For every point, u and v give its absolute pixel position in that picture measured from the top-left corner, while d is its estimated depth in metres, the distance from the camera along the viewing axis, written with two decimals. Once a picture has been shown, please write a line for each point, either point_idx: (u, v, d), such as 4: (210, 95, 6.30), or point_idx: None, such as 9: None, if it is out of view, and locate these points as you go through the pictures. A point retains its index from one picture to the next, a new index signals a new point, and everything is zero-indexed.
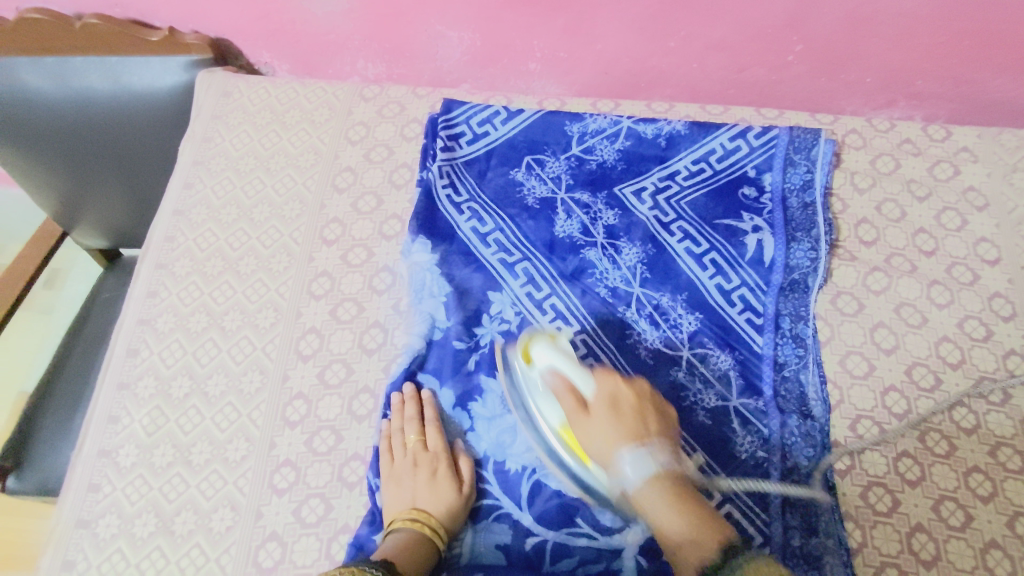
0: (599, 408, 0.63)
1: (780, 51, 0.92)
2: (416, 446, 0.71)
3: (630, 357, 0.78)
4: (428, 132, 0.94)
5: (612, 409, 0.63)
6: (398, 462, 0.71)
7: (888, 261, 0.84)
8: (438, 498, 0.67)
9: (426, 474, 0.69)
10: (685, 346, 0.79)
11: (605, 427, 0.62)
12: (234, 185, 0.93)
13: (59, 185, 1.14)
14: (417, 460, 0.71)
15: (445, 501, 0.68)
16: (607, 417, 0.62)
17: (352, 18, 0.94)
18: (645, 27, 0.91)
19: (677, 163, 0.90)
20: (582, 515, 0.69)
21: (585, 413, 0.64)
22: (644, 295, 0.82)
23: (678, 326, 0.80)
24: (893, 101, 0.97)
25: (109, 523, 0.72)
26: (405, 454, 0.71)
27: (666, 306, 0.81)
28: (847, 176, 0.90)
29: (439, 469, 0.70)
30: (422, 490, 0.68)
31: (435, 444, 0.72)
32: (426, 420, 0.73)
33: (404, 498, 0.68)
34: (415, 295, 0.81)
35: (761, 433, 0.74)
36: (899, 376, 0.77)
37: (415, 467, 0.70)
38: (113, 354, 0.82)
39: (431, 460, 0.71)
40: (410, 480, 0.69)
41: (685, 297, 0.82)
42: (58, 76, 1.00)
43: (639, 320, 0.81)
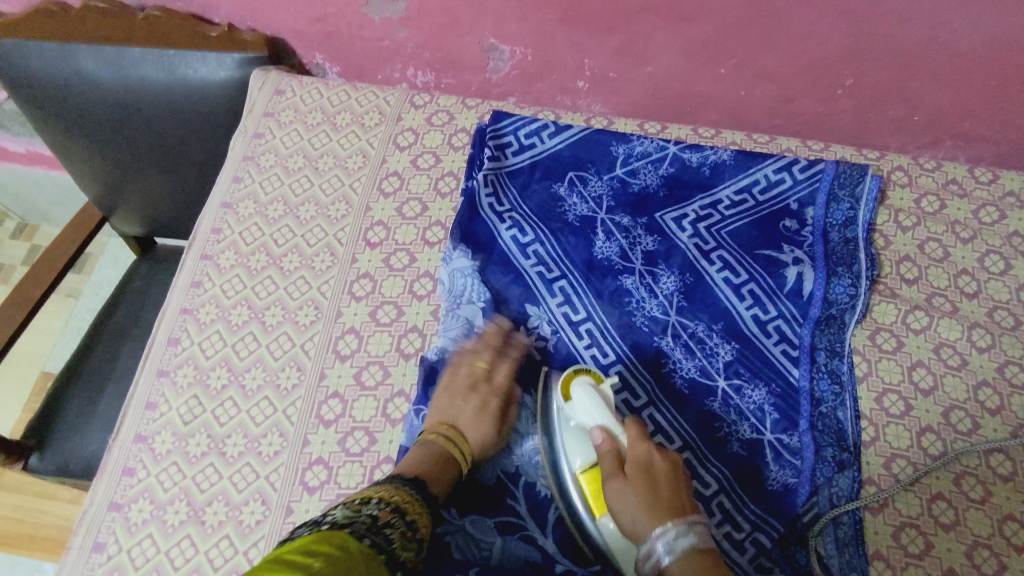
0: (633, 472, 0.62)
1: (830, 84, 0.92)
2: (482, 372, 0.75)
3: (666, 384, 0.78)
4: (476, 142, 0.95)
5: (645, 480, 0.61)
6: (456, 382, 0.75)
7: (929, 300, 0.84)
8: (478, 429, 0.71)
9: (477, 403, 0.73)
10: (721, 375, 0.78)
11: (642, 491, 0.61)
12: (281, 182, 0.95)
13: (106, 170, 1.16)
14: (475, 385, 0.75)
15: (482, 433, 0.72)
16: (641, 488, 0.61)
17: (408, 26, 0.96)
18: (697, 52, 0.91)
19: (721, 192, 0.90)
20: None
21: (619, 476, 0.63)
22: (679, 325, 0.81)
23: (714, 354, 0.80)
24: (938, 140, 0.97)
25: (141, 508, 0.73)
26: (467, 375, 0.75)
27: (703, 335, 0.81)
28: (891, 214, 0.90)
29: (491, 404, 0.74)
30: (467, 414, 0.72)
31: (502, 380, 0.76)
32: (500, 357, 0.78)
33: (446, 416, 0.72)
34: (450, 299, 0.81)
35: (795, 469, 0.73)
36: (937, 417, 0.76)
37: (471, 390, 0.74)
38: (155, 341, 0.83)
39: (487, 392, 0.74)
40: (461, 402, 0.73)
41: (721, 326, 0.81)
42: (115, 63, 1.01)
43: (675, 348, 0.80)
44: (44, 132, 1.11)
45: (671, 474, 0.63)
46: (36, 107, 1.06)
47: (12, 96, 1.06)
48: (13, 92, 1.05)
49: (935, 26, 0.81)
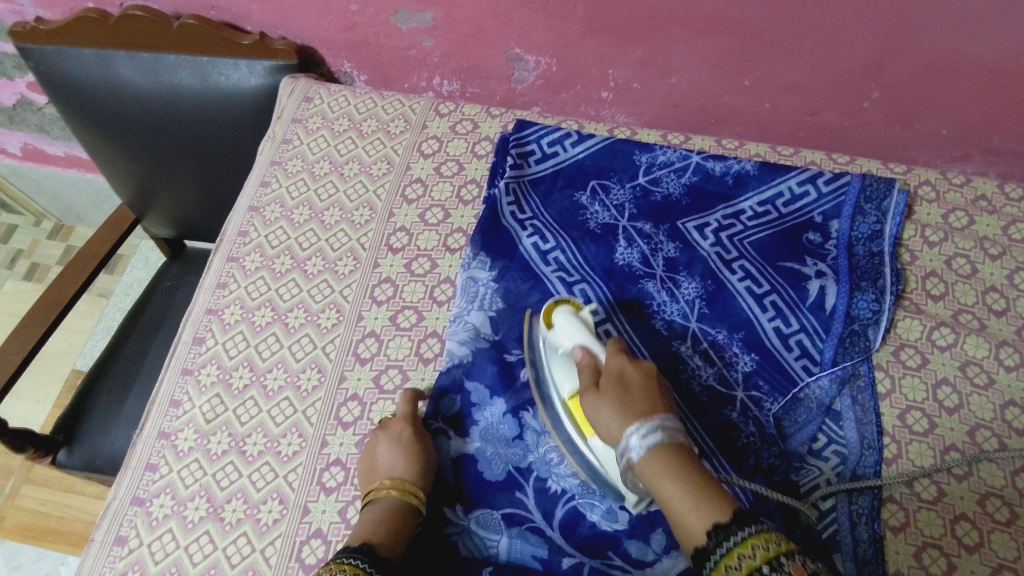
0: (608, 385, 0.67)
1: (856, 97, 0.91)
2: (381, 417, 0.73)
3: (684, 392, 0.77)
4: (499, 150, 0.95)
5: (620, 391, 0.65)
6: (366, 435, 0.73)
7: (955, 317, 0.82)
8: (405, 459, 0.69)
9: (391, 437, 0.71)
10: (740, 386, 0.78)
11: (619, 399, 0.65)
12: (307, 187, 0.96)
13: (139, 173, 1.19)
14: (385, 427, 0.72)
15: (412, 459, 0.70)
16: (616, 397, 0.65)
17: (435, 36, 0.98)
18: (722, 64, 0.91)
19: (743, 203, 0.90)
20: (616, 547, 0.68)
21: (595, 390, 0.67)
22: (700, 331, 0.81)
23: (733, 365, 0.79)
24: (968, 155, 0.96)
25: (163, 503, 0.74)
26: (374, 419, 0.73)
27: (722, 345, 0.80)
28: (918, 229, 0.89)
29: (407, 431, 0.72)
30: (388, 454, 0.70)
31: (404, 408, 0.74)
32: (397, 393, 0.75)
33: (372, 470, 0.70)
34: (462, 305, 0.82)
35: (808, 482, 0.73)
36: (962, 436, 0.75)
37: (379, 436, 0.72)
38: (180, 340, 0.85)
39: (399, 426, 0.72)
40: (375, 449, 0.71)
41: (742, 336, 0.80)
42: (151, 70, 1.04)
43: (693, 355, 0.80)
44: (80, 135, 1.14)
45: (648, 385, 0.67)
46: (74, 111, 1.10)
47: (52, 99, 1.10)
48: (55, 96, 1.09)
49: (965, 39, 0.80)
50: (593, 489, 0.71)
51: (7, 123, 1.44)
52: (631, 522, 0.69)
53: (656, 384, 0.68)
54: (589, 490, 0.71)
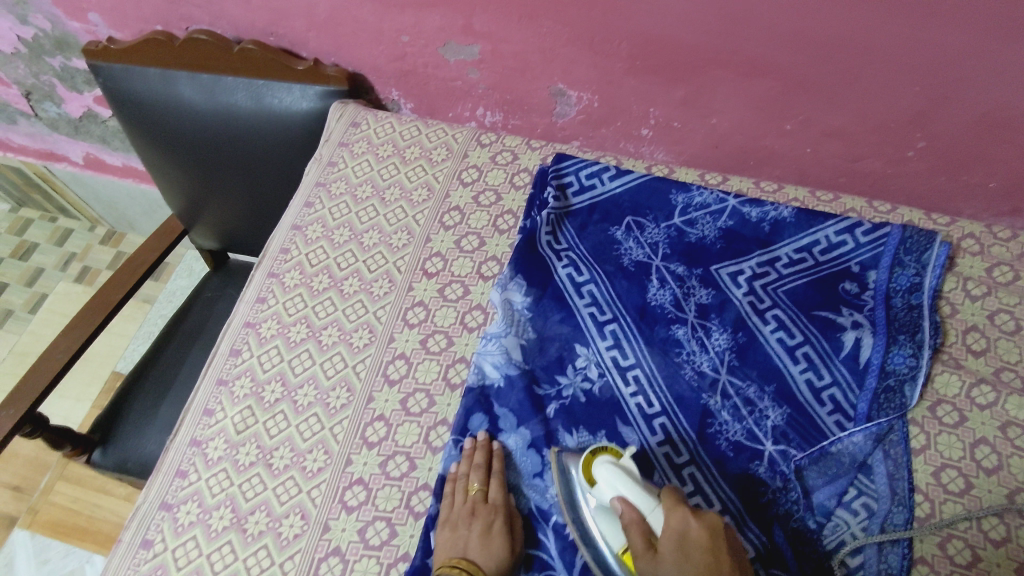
0: (664, 543, 0.56)
1: (901, 145, 0.91)
2: (476, 496, 0.71)
3: (711, 442, 0.76)
4: (538, 181, 0.97)
5: (680, 549, 0.55)
6: (457, 508, 0.71)
7: (997, 374, 0.80)
8: (490, 553, 0.67)
9: (480, 526, 0.68)
10: (769, 440, 0.76)
11: (679, 560, 0.55)
12: (349, 210, 0.99)
13: (190, 186, 1.24)
14: (474, 510, 0.70)
15: (495, 557, 0.67)
16: (675, 561, 0.55)
17: (481, 68, 1.00)
18: (764, 107, 0.92)
19: (779, 250, 0.89)
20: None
21: (651, 552, 0.57)
22: (730, 382, 0.80)
23: (763, 419, 0.77)
24: (1016, 209, 0.94)
25: (189, 510, 0.76)
26: (464, 502, 0.71)
27: (752, 396, 0.79)
28: (959, 281, 0.87)
29: (494, 524, 0.69)
30: (474, 541, 0.67)
31: (496, 497, 0.71)
32: (491, 472, 0.73)
33: (456, 546, 0.68)
34: (500, 326, 0.82)
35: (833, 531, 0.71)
36: (1000, 499, 0.72)
37: (471, 516, 0.70)
38: (218, 351, 0.87)
39: (489, 513, 0.70)
40: (465, 530, 0.69)
41: (773, 388, 0.79)
42: (210, 91, 1.09)
43: (723, 408, 0.78)
44: (139, 147, 1.19)
45: (711, 534, 0.56)
46: (135, 124, 1.15)
47: (117, 113, 1.15)
48: (119, 110, 1.14)
49: (1014, 93, 0.79)
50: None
51: (72, 134, 1.52)
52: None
53: (724, 542, 0.57)
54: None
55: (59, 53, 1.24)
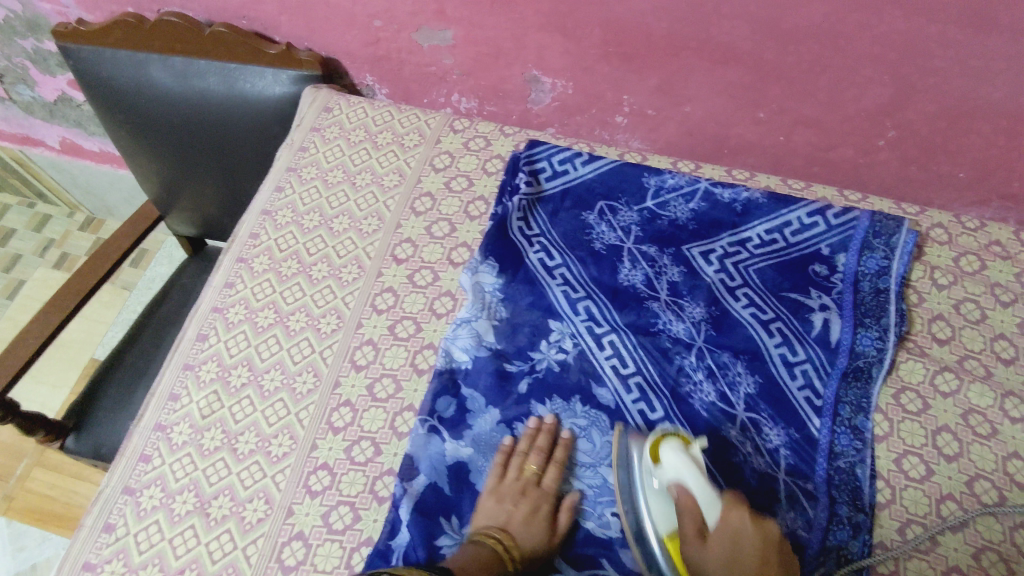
0: (719, 542, 0.61)
1: (872, 136, 0.91)
2: (531, 477, 0.71)
3: (683, 404, 0.77)
4: (510, 167, 0.96)
5: (730, 558, 0.60)
6: (509, 483, 0.72)
7: (960, 362, 0.80)
8: (527, 532, 0.68)
9: (527, 507, 0.70)
10: (741, 404, 0.77)
11: (728, 562, 0.60)
12: (320, 194, 0.99)
13: (164, 171, 1.23)
14: (525, 489, 0.71)
15: (532, 538, 0.68)
16: (726, 558, 0.60)
17: (454, 54, 1.00)
18: (736, 95, 0.92)
19: (750, 231, 0.89)
20: (607, 549, 0.69)
21: (701, 539, 0.62)
22: (706, 350, 0.80)
23: (736, 383, 0.78)
24: (986, 199, 0.94)
25: (152, 494, 0.76)
26: (518, 478, 0.72)
27: (726, 361, 0.79)
28: (927, 270, 0.87)
29: (541, 508, 0.70)
30: (517, 518, 0.69)
31: (549, 483, 0.72)
32: (552, 458, 0.73)
33: (497, 518, 0.69)
34: (470, 311, 0.82)
35: (807, 508, 0.70)
36: (960, 486, 0.72)
37: (521, 495, 0.71)
38: (184, 336, 0.87)
39: (538, 497, 0.71)
40: (510, 505, 0.70)
41: (748, 357, 0.80)
42: (182, 74, 1.08)
43: (697, 368, 0.79)
44: (111, 130, 1.18)
45: (767, 543, 0.61)
46: (108, 108, 1.14)
47: (88, 96, 1.14)
48: (90, 93, 1.13)
49: (982, 84, 0.80)
50: (588, 497, 0.72)
51: (47, 118, 1.50)
52: (623, 526, 0.70)
53: (777, 552, 0.62)
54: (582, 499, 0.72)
55: (30, 35, 1.23)
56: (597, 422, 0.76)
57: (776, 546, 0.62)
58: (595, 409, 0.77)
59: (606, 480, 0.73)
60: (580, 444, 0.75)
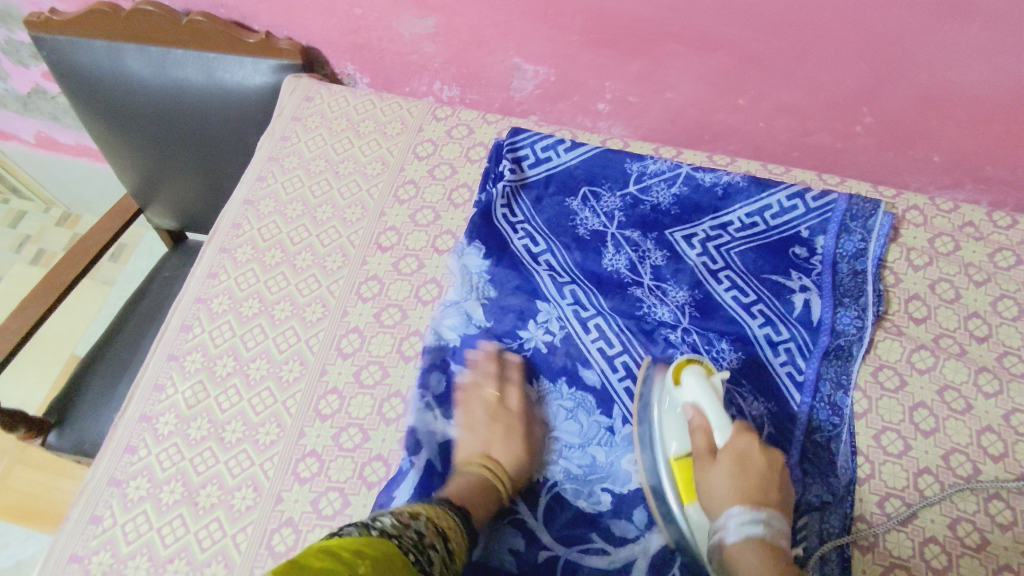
0: (724, 455, 0.63)
1: (849, 120, 0.92)
2: (494, 402, 0.75)
3: None
4: (493, 155, 0.96)
5: (736, 466, 0.62)
6: (477, 414, 0.74)
7: (936, 340, 0.82)
8: (508, 454, 0.71)
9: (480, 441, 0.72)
10: (725, 378, 0.78)
11: (734, 470, 0.61)
12: (303, 184, 0.98)
13: (143, 162, 1.21)
14: (493, 415, 0.74)
15: (515, 457, 0.71)
16: (731, 472, 0.61)
17: (436, 42, 1.00)
18: (716, 82, 0.93)
19: (731, 215, 0.91)
20: (597, 527, 0.70)
21: (711, 458, 0.64)
22: (691, 327, 0.82)
23: (720, 359, 0.80)
24: (960, 182, 0.96)
25: (139, 485, 0.75)
26: (484, 409, 0.75)
27: (710, 340, 0.81)
28: (903, 251, 0.89)
29: (492, 440, 0.73)
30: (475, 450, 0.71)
31: (514, 403, 0.75)
32: (507, 380, 0.77)
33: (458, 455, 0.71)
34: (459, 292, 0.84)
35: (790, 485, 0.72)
36: (936, 460, 0.74)
37: (491, 421, 0.74)
38: (168, 326, 0.86)
39: (507, 418, 0.74)
40: (485, 433, 0.73)
41: (732, 333, 0.81)
42: (160, 64, 1.06)
43: (681, 343, 0.80)
44: (87, 121, 1.16)
45: (770, 466, 0.62)
46: (83, 99, 1.13)
47: (63, 86, 1.12)
48: (65, 83, 1.11)
49: (958, 68, 0.81)
50: (575, 478, 0.72)
51: (21, 111, 1.47)
52: (613, 505, 0.71)
53: (780, 478, 0.63)
54: (569, 479, 0.72)
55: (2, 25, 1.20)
56: (582, 404, 0.77)
57: (782, 477, 0.63)
58: (581, 392, 0.78)
59: (595, 459, 0.74)
60: (568, 424, 0.76)
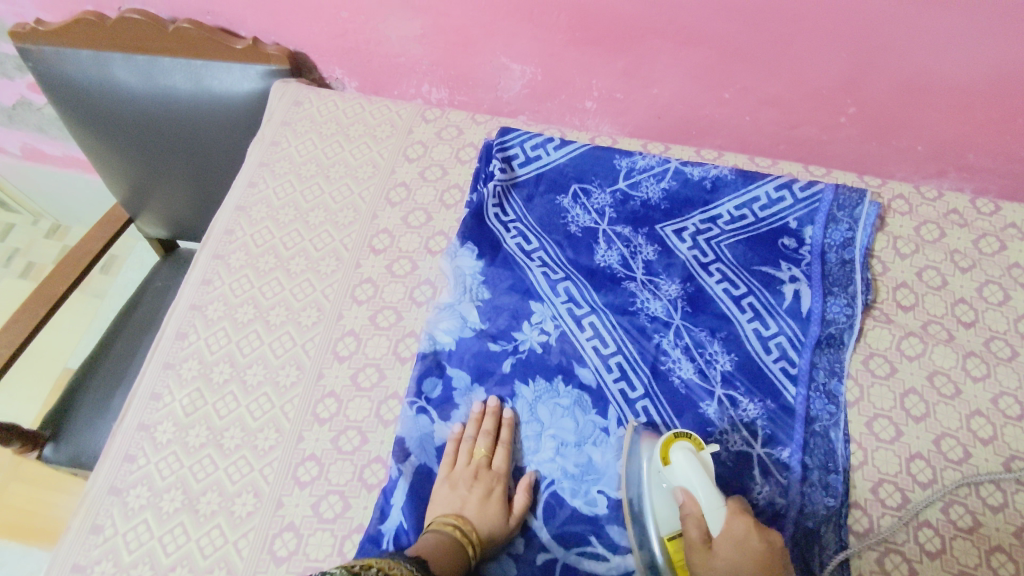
0: None
1: (834, 112, 0.94)
2: (481, 461, 0.73)
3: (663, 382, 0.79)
4: (483, 155, 0.97)
5: None
6: (460, 469, 0.73)
7: (924, 327, 0.83)
8: (484, 515, 0.68)
9: (481, 490, 0.70)
10: (718, 382, 0.79)
11: (733, 561, 0.59)
12: (294, 188, 0.99)
13: (132, 173, 1.21)
14: (477, 474, 0.72)
15: (490, 520, 0.68)
16: (729, 563, 0.59)
17: (423, 45, 1.00)
18: (702, 77, 0.94)
19: (720, 208, 0.92)
20: (595, 527, 0.70)
21: None
22: (684, 327, 0.83)
23: (713, 361, 0.80)
24: (944, 171, 0.98)
25: (139, 494, 0.75)
26: (469, 464, 0.73)
27: (704, 340, 0.82)
28: (890, 240, 0.91)
29: (495, 490, 0.71)
30: (472, 502, 0.69)
31: (499, 464, 0.73)
32: (500, 440, 0.75)
33: (452, 504, 0.69)
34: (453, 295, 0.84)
35: (782, 483, 0.72)
36: (927, 445, 0.75)
37: (473, 479, 0.71)
38: (163, 334, 0.86)
39: (490, 479, 0.72)
40: (464, 490, 0.71)
41: (724, 332, 0.82)
42: (147, 73, 1.06)
43: (675, 347, 0.81)
44: (75, 133, 1.16)
45: None
46: (69, 109, 1.12)
47: (50, 98, 1.12)
48: (52, 95, 1.11)
49: (939, 57, 0.82)
50: (572, 475, 0.73)
51: (6, 123, 1.47)
52: (609, 505, 0.71)
53: (779, 558, 0.60)
54: (566, 477, 0.73)
55: None
56: (579, 401, 0.77)
57: (778, 555, 0.61)
58: (578, 389, 0.78)
59: (592, 455, 0.74)
60: (564, 421, 0.76)
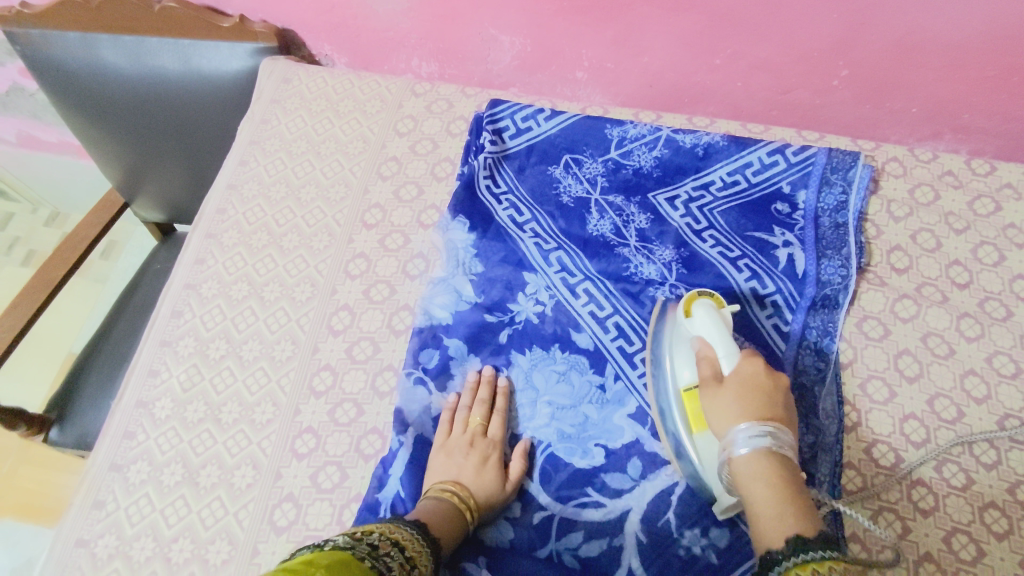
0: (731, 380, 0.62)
1: (826, 75, 0.93)
2: (477, 428, 0.73)
3: None
4: (474, 128, 0.97)
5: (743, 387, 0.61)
6: (455, 437, 0.73)
7: (918, 289, 0.83)
8: (480, 481, 0.68)
9: (477, 457, 0.71)
10: None
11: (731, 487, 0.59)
12: (286, 166, 0.98)
13: (126, 155, 1.21)
14: (473, 441, 0.72)
15: (486, 486, 0.69)
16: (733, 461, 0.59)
17: (410, 18, 0.99)
18: (693, 43, 0.93)
19: (712, 174, 0.91)
20: (592, 484, 0.71)
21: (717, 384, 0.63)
22: (678, 291, 0.82)
23: None
24: (939, 133, 0.97)
25: (140, 469, 0.76)
26: (464, 431, 0.73)
27: None
28: (884, 204, 0.90)
29: (490, 457, 0.71)
30: (468, 469, 0.70)
31: (495, 431, 0.73)
32: (495, 408, 0.75)
33: (449, 471, 0.70)
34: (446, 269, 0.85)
35: None
36: (921, 405, 0.76)
37: (469, 447, 0.72)
38: (159, 313, 0.87)
39: (486, 446, 0.72)
40: (460, 458, 0.71)
41: (719, 295, 0.82)
42: (135, 54, 1.06)
43: None
44: (67, 117, 1.16)
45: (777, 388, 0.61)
46: (60, 93, 1.12)
47: (40, 82, 1.12)
48: (42, 79, 1.11)
49: (931, 15, 0.81)
50: (568, 440, 0.74)
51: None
52: (605, 468, 0.72)
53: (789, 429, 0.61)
54: (562, 441, 0.74)
55: None
56: (575, 366, 0.78)
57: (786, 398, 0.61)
58: (573, 355, 0.78)
59: (587, 421, 0.74)
60: (559, 387, 0.77)
